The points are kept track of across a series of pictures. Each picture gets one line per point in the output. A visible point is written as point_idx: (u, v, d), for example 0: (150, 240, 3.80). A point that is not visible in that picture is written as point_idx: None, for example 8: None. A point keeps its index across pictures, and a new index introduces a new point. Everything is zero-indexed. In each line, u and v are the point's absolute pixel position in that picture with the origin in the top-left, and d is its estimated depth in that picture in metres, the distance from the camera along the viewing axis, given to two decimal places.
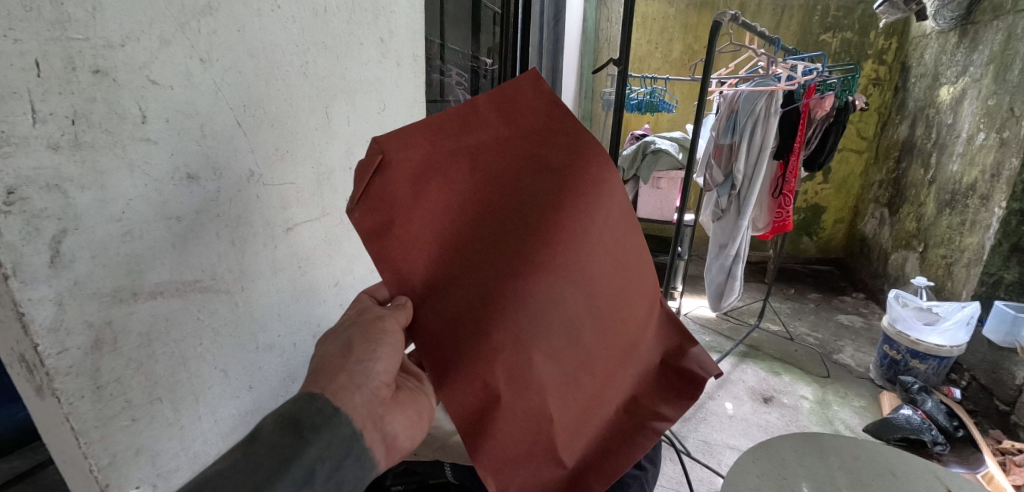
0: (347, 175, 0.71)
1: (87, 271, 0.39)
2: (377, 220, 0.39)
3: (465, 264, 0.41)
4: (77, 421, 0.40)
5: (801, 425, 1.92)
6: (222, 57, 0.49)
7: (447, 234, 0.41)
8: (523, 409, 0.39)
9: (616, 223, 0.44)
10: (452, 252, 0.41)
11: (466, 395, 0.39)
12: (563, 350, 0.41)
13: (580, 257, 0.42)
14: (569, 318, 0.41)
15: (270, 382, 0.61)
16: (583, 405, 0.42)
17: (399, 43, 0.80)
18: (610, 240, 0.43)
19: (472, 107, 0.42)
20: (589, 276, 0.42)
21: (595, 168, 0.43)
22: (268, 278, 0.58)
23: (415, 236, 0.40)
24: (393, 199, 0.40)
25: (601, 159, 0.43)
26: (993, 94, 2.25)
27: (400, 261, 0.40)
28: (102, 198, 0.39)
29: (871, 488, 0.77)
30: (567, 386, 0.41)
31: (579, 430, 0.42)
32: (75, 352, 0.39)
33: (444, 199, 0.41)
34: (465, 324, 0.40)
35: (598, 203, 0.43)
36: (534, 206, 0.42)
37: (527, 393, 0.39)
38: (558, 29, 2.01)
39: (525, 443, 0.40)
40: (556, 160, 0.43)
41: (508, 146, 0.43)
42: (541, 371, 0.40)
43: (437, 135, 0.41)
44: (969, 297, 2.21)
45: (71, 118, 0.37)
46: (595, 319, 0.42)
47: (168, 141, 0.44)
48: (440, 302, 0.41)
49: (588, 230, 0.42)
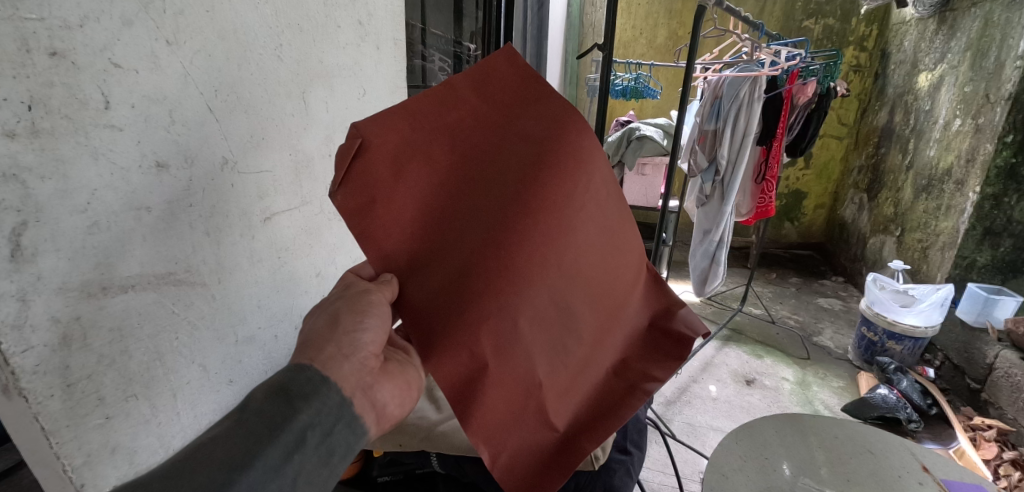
0: (326, 163, 0.69)
1: (52, 265, 0.37)
2: (360, 200, 0.38)
3: (447, 239, 0.40)
4: (47, 421, 0.39)
5: (783, 405, 1.96)
6: (191, 39, 0.46)
7: (430, 209, 0.40)
8: (511, 375, 0.39)
9: (598, 191, 0.43)
10: (435, 228, 0.40)
11: (454, 364, 0.38)
12: (548, 317, 0.41)
13: (562, 222, 0.41)
14: (554, 285, 0.41)
15: (250, 374, 0.60)
16: (573, 370, 0.41)
17: (378, 26, 0.78)
18: (593, 207, 0.43)
19: (447, 88, 0.42)
20: (572, 242, 0.41)
21: (574, 135, 0.42)
22: (246, 269, 0.56)
23: (399, 216, 0.39)
24: (375, 179, 0.39)
25: (579, 127, 0.42)
26: (969, 81, 2.29)
27: (384, 240, 0.39)
28: (63, 188, 0.38)
29: (849, 465, 0.79)
30: (552, 351, 0.41)
31: (568, 393, 0.41)
32: (41, 350, 0.37)
33: (426, 177, 0.40)
34: (453, 297, 0.39)
35: (579, 170, 0.42)
36: (516, 176, 0.41)
37: (514, 359, 0.39)
38: (542, 13, 1.98)
39: (516, 408, 0.40)
40: (535, 131, 0.42)
41: (486, 120, 0.42)
42: (526, 337, 0.39)
43: (415, 114, 0.41)
44: (942, 280, 2.29)
45: (28, 103, 0.35)
46: (579, 287, 0.42)
47: (135, 128, 0.42)
48: (427, 276, 0.40)
49: (570, 196, 0.42)
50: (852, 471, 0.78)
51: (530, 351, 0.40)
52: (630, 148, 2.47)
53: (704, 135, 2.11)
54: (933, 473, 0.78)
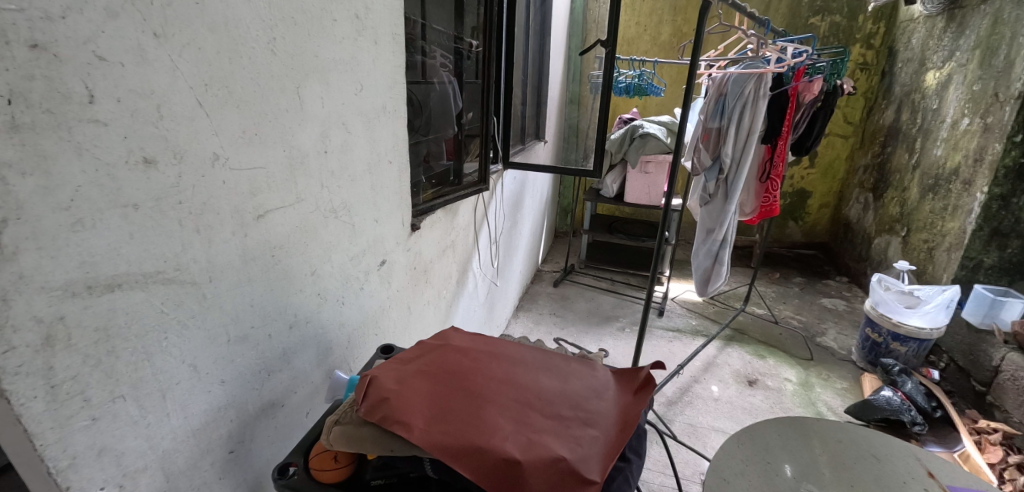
0: (322, 159, 0.68)
1: (34, 263, 0.36)
2: (380, 408, 0.52)
3: (447, 400, 0.54)
4: (31, 423, 0.38)
5: (785, 407, 1.95)
6: (179, 31, 0.45)
7: (430, 390, 0.55)
8: (530, 448, 0.48)
9: (522, 350, 0.65)
10: (436, 397, 0.54)
11: (487, 461, 0.47)
12: (533, 412, 0.54)
13: (517, 369, 0.61)
14: (528, 396, 0.56)
15: (243, 375, 0.58)
16: (581, 436, 0.51)
17: (375, 20, 0.77)
18: (525, 357, 0.64)
19: (413, 348, 0.65)
20: (525, 377, 0.59)
21: (486, 339, 0.67)
22: (237, 267, 0.55)
23: (411, 401, 0.53)
24: (386, 391, 0.54)
25: (486, 337, 0.68)
26: (978, 80, 2.26)
27: (404, 414, 0.51)
28: (46, 185, 0.36)
29: (853, 470, 0.78)
30: (556, 430, 0.52)
31: (587, 450, 0.50)
32: (24, 351, 0.37)
33: (418, 379, 0.57)
34: (467, 424, 0.51)
35: (503, 348, 0.65)
36: (473, 360, 0.61)
37: (525, 440, 0.50)
38: (544, 9, 1.96)
39: (548, 473, 0.47)
40: (467, 342, 0.66)
41: (437, 349, 0.63)
42: (524, 426, 0.51)
43: (398, 362, 0.61)
44: (948, 281, 2.27)
45: (7, 98, 0.34)
46: (547, 392, 0.57)
47: (120, 122, 0.41)
48: (442, 422, 0.51)
49: (508, 357, 0.63)
50: (857, 476, 0.76)
51: (532, 432, 0.51)
52: (633, 146, 2.51)
53: (708, 134, 2.07)
54: (939, 478, 0.76)
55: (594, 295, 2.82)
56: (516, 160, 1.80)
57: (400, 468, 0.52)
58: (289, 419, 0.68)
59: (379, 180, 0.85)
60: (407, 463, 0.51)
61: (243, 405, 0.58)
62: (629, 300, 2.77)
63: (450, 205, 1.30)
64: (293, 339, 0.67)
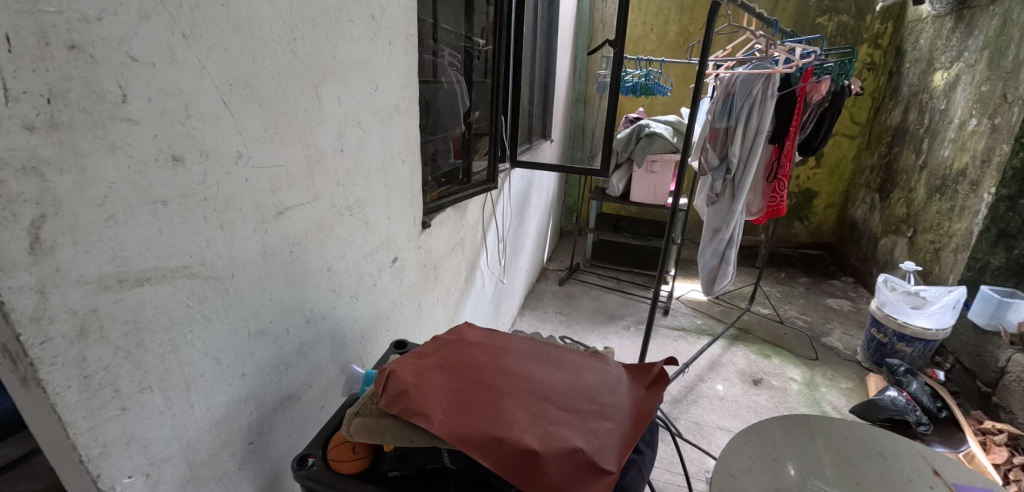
0: (339, 158, 0.69)
1: (71, 257, 0.38)
2: (399, 401, 0.53)
3: (465, 393, 0.55)
4: (66, 412, 0.39)
5: (790, 406, 1.95)
6: (206, 33, 0.46)
7: (447, 384, 0.56)
8: (546, 439, 0.50)
9: (536, 346, 0.66)
10: (453, 391, 0.56)
11: (506, 451, 0.48)
12: (549, 406, 0.55)
13: (531, 364, 0.62)
14: (543, 389, 0.57)
15: (262, 369, 0.60)
16: (596, 429, 0.53)
17: (390, 20, 0.78)
18: (539, 353, 0.65)
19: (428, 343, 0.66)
20: (539, 373, 0.60)
21: (499, 335, 0.68)
22: (258, 264, 0.57)
23: (430, 394, 0.54)
24: (404, 384, 0.55)
25: (500, 333, 0.69)
26: (987, 80, 2.25)
27: (425, 407, 0.53)
28: (82, 181, 0.38)
29: (857, 468, 0.78)
30: (572, 422, 0.53)
31: (603, 442, 0.51)
32: (60, 342, 0.38)
33: (435, 375, 0.58)
34: (485, 416, 0.52)
35: (518, 344, 0.66)
36: (488, 356, 0.62)
37: (543, 431, 0.51)
38: (552, 9, 1.97)
39: (564, 464, 0.48)
40: (481, 338, 0.67)
41: (452, 345, 0.65)
42: (541, 418, 0.53)
43: (414, 357, 0.62)
44: (955, 282, 2.27)
45: (47, 97, 0.35)
46: (562, 385, 0.58)
47: (150, 122, 0.42)
48: (461, 414, 0.52)
49: (522, 353, 0.64)
50: (861, 474, 0.77)
51: (548, 423, 0.52)
52: (639, 146, 2.53)
53: (716, 134, 2.09)
54: (945, 477, 0.77)
55: (599, 294, 2.83)
56: (523, 159, 1.81)
57: (416, 460, 0.52)
58: (305, 412, 0.69)
59: (392, 178, 0.86)
60: (425, 453, 0.52)
61: (262, 398, 0.60)
62: (634, 299, 2.78)
63: (459, 204, 1.32)
64: (309, 334, 0.68)
